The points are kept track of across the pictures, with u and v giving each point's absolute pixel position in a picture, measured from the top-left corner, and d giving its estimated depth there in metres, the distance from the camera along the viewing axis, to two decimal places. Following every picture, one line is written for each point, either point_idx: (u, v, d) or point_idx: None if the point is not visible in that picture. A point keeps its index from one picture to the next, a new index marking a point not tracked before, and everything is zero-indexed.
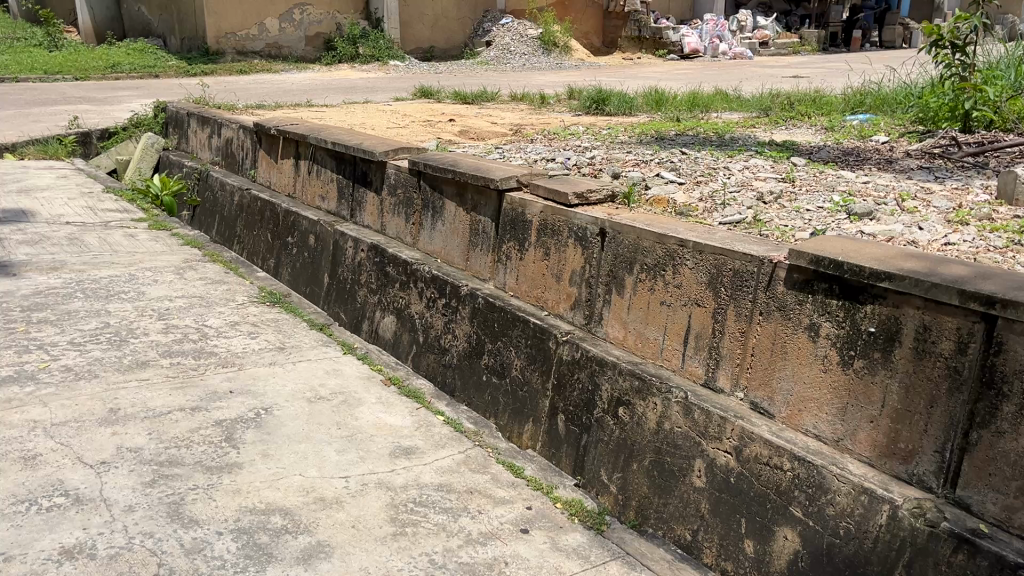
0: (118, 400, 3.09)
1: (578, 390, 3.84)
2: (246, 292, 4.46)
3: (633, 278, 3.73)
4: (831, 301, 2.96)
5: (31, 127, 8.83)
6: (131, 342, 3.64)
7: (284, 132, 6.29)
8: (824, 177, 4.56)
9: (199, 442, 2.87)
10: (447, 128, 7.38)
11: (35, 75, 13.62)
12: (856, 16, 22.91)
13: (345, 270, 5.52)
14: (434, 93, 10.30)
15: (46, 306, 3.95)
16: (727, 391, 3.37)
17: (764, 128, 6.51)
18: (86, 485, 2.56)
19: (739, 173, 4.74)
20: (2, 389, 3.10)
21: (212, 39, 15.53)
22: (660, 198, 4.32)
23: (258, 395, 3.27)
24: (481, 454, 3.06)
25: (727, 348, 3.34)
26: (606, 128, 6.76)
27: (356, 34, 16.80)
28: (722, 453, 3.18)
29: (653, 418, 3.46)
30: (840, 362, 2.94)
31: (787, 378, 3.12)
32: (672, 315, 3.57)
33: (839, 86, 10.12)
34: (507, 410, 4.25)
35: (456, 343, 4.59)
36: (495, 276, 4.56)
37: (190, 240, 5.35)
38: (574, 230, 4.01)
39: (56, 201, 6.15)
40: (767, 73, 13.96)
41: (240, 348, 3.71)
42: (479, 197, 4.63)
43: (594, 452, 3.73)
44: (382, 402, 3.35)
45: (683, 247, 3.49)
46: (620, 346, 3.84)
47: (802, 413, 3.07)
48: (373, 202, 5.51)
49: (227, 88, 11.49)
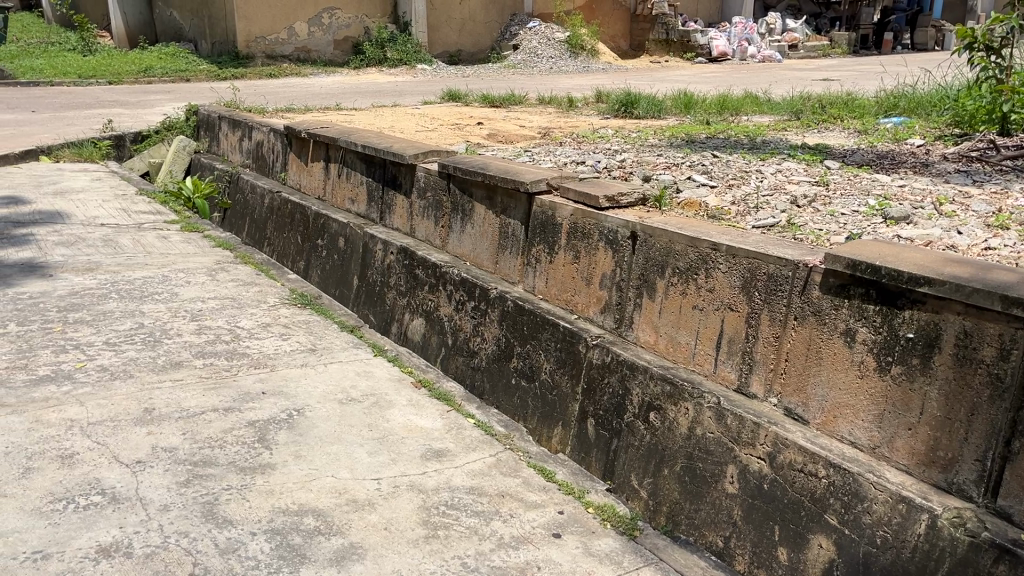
0: (152, 400, 3.12)
1: (608, 394, 3.81)
2: (277, 294, 4.49)
3: (665, 282, 3.71)
4: (868, 306, 2.92)
5: (67, 130, 8.97)
6: (165, 342, 3.67)
7: (314, 135, 6.33)
8: (859, 180, 4.50)
9: (232, 443, 2.88)
10: (476, 131, 7.39)
11: (69, 79, 13.85)
12: (887, 19, 22.61)
13: (375, 272, 5.53)
14: (462, 96, 10.32)
15: (82, 306, 4.00)
16: (761, 397, 3.34)
17: (796, 131, 6.44)
18: (122, 484, 2.58)
19: (772, 176, 4.69)
20: (39, 388, 3.14)
21: (242, 43, 15.71)
22: (692, 201, 4.28)
23: (290, 396, 3.28)
24: (511, 457, 3.04)
25: (761, 353, 3.31)
26: (635, 131, 6.73)
27: (384, 38, 16.90)
28: (755, 459, 3.14)
29: (685, 423, 3.43)
30: (877, 368, 2.89)
31: (822, 384, 3.08)
32: (704, 319, 3.54)
33: (872, 89, 9.99)
34: (536, 414, 4.23)
35: (485, 346, 4.59)
36: (525, 279, 4.56)
37: (221, 242, 5.39)
38: (605, 233, 4.00)
39: (91, 203, 6.24)
40: (797, 76, 13.86)
41: (272, 349, 3.73)
42: (508, 200, 4.63)
43: (624, 457, 3.71)
44: (412, 404, 3.35)
45: (715, 251, 3.46)
46: (651, 350, 3.82)
47: (838, 419, 3.03)
48: (402, 205, 5.52)
49: (258, 92, 11.61)
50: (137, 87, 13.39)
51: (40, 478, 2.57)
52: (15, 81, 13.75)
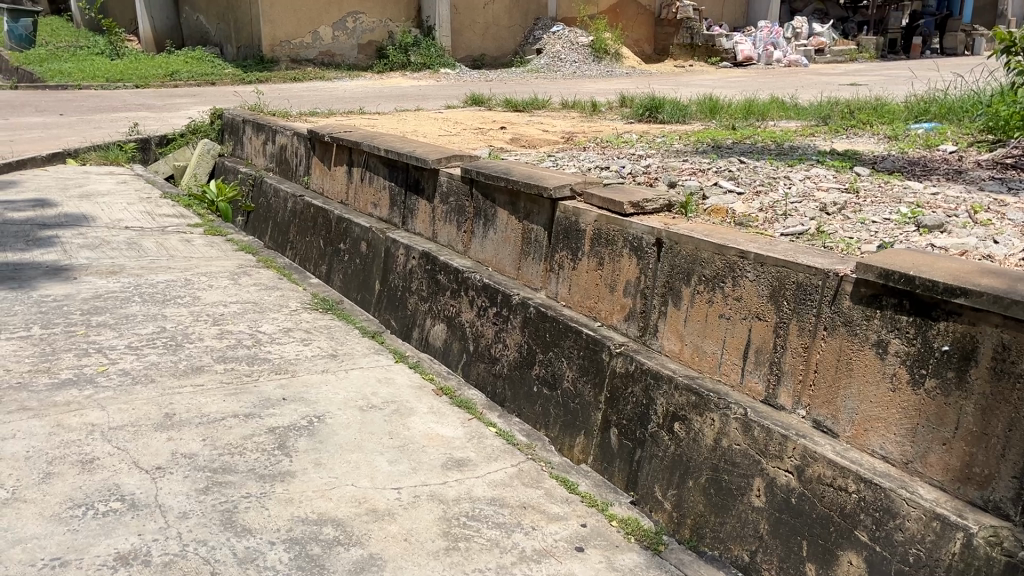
0: (173, 405, 3.10)
1: (632, 404, 3.76)
2: (299, 298, 4.48)
3: (691, 290, 3.65)
4: (901, 316, 2.84)
5: (94, 133, 9.05)
6: (186, 347, 3.66)
7: (338, 139, 6.33)
8: (890, 188, 4.41)
9: (252, 450, 2.86)
10: (499, 136, 7.37)
11: (97, 83, 14.01)
12: (916, 23, 22.30)
13: (397, 277, 5.51)
14: (486, 100, 10.30)
15: (105, 310, 4.01)
16: (789, 408, 3.27)
17: (824, 136, 6.35)
18: (141, 490, 2.56)
19: (800, 183, 4.60)
20: (61, 391, 3.13)
21: (268, 47, 15.82)
22: (719, 208, 4.21)
23: (311, 402, 3.25)
24: (534, 468, 2.99)
25: (790, 364, 3.24)
26: (661, 136, 6.66)
27: (408, 42, 16.94)
28: (783, 473, 3.07)
29: (711, 434, 3.37)
30: (910, 381, 2.82)
31: (853, 397, 3.01)
32: (731, 329, 3.48)
33: (902, 94, 9.83)
34: (558, 423, 4.18)
35: (507, 353, 4.54)
36: (547, 285, 4.51)
37: (244, 246, 5.40)
38: (629, 240, 3.94)
39: (116, 206, 6.28)
40: (824, 81, 13.71)
41: (293, 354, 3.71)
42: (532, 205, 4.58)
43: (648, 468, 3.65)
44: (434, 412, 3.31)
45: (743, 259, 3.40)
46: (675, 359, 3.76)
47: (869, 432, 2.96)
48: (425, 209, 5.50)
49: (283, 96, 11.67)
50: (164, 91, 13.52)
51: (60, 483, 2.56)
52: (45, 84, 13.92)
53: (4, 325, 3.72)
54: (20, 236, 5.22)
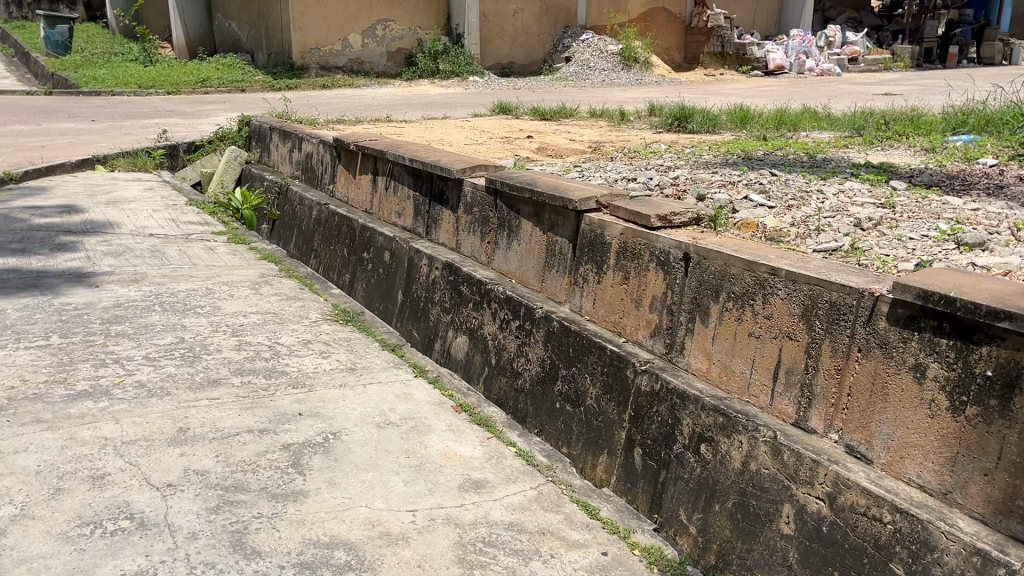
0: (188, 419, 3.05)
1: (657, 423, 3.65)
2: (320, 309, 4.42)
3: (719, 306, 3.54)
4: (940, 340, 2.72)
5: (123, 139, 9.11)
6: (204, 358, 3.61)
7: (363, 148, 6.29)
8: (928, 203, 4.26)
9: (265, 467, 2.79)
10: (526, 145, 7.29)
11: (130, 89, 14.17)
12: (952, 32, 21.93)
13: (419, 288, 5.44)
14: (513, 108, 10.24)
15: (125, 319, 3.98)
16: (821, 432, 3.15)
17: (858, 148, 6.20)
18: (151, 508, 2.50)
19: (834, 197, 4.46)
20: (75, 404, 3.09)
21: (298, 54, 15.92)
22: (749, 222, 4.09)
23: (327, 418, 3.19)
24: (554, 491, 2.90)
25: (822, 386, 3.13)
26: (690, 147, 6.54)
27: (437, 50, 16.96)
28: (814, 499, 2.95)
29: (739, 457, 3.26)
30: (950, 408, 2.70)
31: (888, 422, 2.89)
32: (761, 348, 3.36)
33: (940, 104, 9.60)
34: (581, 440, 4.07)
35: (529, 367, 4.45)
36: (571, 299, 4.41)
37: (267, 255, 5.36)
38: (656, 254, 3.84)
39: (141, 213, 6.28)
40: (857, 90, 13.50)
41: (312, 368, 3.64)
42: (557, 217, 4.49)
43: (673, 490, 3.53)
44: (452, 430, 3.23)
45: (774, 276, 3.28)
46: (702, 378, 3.65)
47: (905, 460, 2.84)
48: (449, 219, 5.43)
49: (312, 103, 11.71)
50: (195, 97, 13.65)
51: (69, 500, 2.51)
52: (79, 90, 14.12)
53: (24, 333, 3.70)
54: (45, 242, 5.23)
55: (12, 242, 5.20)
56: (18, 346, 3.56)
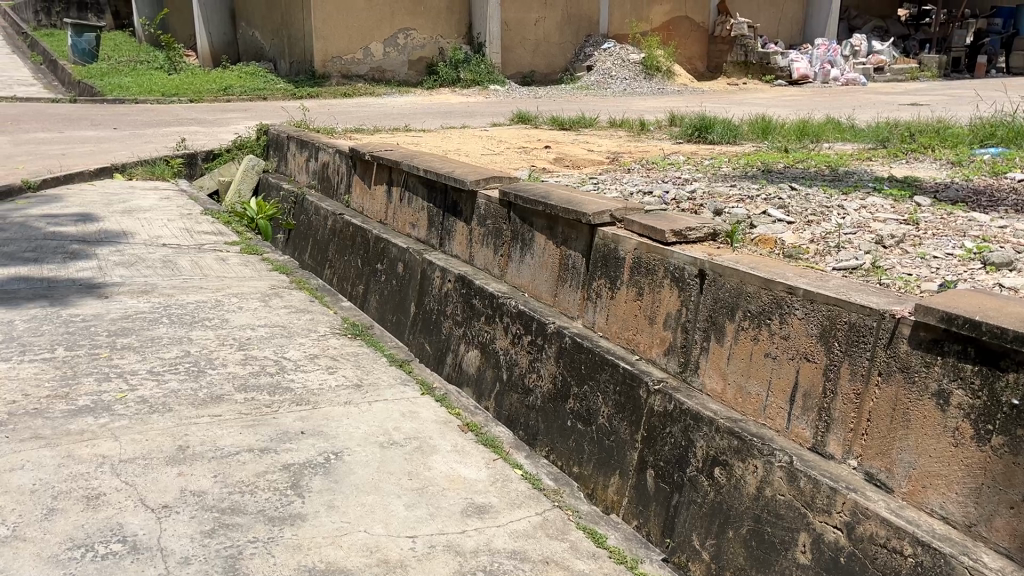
0: (188, 437, 3.00)
1: (670, 445, 3.55)
2: (329, 323, 4.37)
3: (735, 325, 3.43)
4: (964, 365, 2.61)
5: (142, 148, 9.15)
6: (208, 373, 3.56)
7: (378, 158, 6.25)
8: (953, 219, 4.13)
9: (264, 489, 2.73)
10: (543, 155, 7.21)
11: (153, 97, 14.27)
12: (981, 41, 21.60)
13: (432, 300, 5.37)
14: (532, 118, 10.17)
15: (131, 332, 3.94)
16: (839, 458, 3.03)
17: (882, 161, 6.06)
18: (145, 531, 2.44)
19: (855, 213, 4.34)
20: (76, 419, 3.04)
21: (319, 62, 15.98)
22: (767, 238, 3.98)
23: (329, 437, 3.12)
24: (559, 517, 2.81)
25: (840, 410, 3.02)
26: (709, 158, 6.43)
27: (459, 59, 16.95)
28: (831, 529, 2.85)
29: (754, 482, 3.15)
30: (974, 437, 2.59)
31: (909, 451, 2.78)
32: (778, 369, 3.25)
33: (968, 116, 9.41)
34: (592, 460, 3.97)
35: (541, 383, 4.36)
36: (585, 314, 4.32)
37: (279, 266, 5.32)
38: (670, 270, 3.74)
39: (156, 222, 6.28)
40: (883, 101, 13.29)
41: (317, 384, 3.58)
42: (570, 231, 4.41)
43: (686, 514, 3.43)
44: (458, 451, 3.16)
45: (791, 295, 3.18)
46: (717, 399, 3.54)
47: (927, 490, 2.73)
48: (463, 231, 5.36)
49: (331, 112, 11.72)
50: (217, 105, 13.71)
51: (62, 522, 2.46)
52: (103, 98, 14.26)
53: (29, 345, 3.67)
54: (58, 252, 5.22)
55: (25, 251, 5.19)
56: (22, 358, 3.53)
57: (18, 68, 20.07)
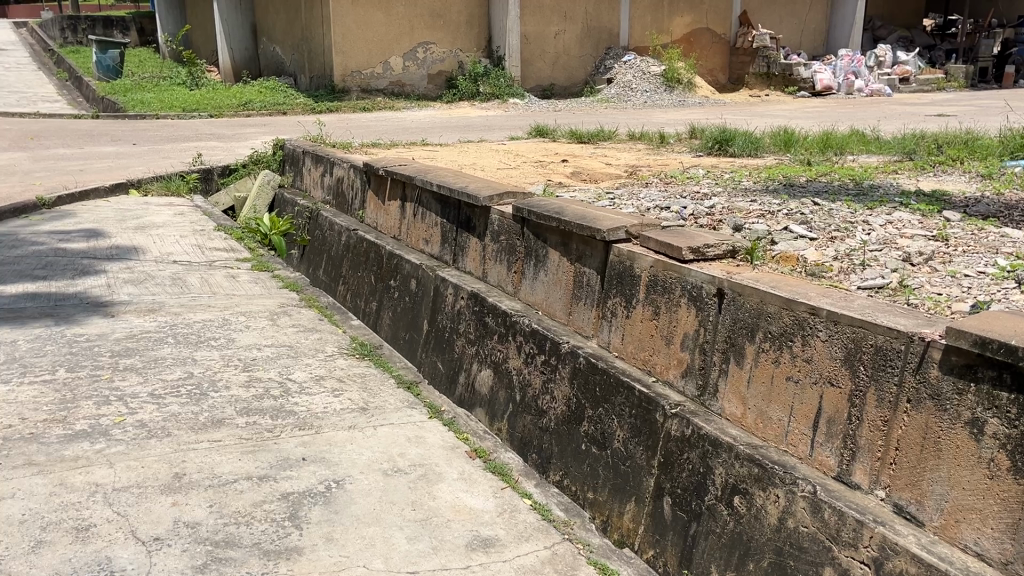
0: (185, 464, 2.90)
1: (687, 472, 3.40)
2: (337, 343, 4.28)
3: (755, 347, 3.29)
4: (1000, 393, 2.46)
5: (160, 163, 9.16)
6: (210, 396, 3.46)
7: (392, 173, 6.17)
8: (985, 236, 3.95)
9: (260, 520, 2.62)
10: (560, 169, 7.10)
11: (174, 113, 14.34)
12: (1009, 51, 21.21)
13: (444, 317, 5.26)
14: (551, 131, 10.08)
15: (136, 352, 3.86)
16: (866, 488, 2.88)
17: (909, 174, 5.88)
18: (134, 566, 2.34)
19: (882, 229, 4.18)
20: (72, 445, 2.96)
21: (339, 77, 16.03)
22: (789, 255, 3.83)
23: (332, 464, 3.01)
24: (569, 552, 2.68)
25: (867, 438, 2.87)
26: (729, 172, 6.29)
27: (478, 72, 16.90)
28: (859, 564, 2.70)
29: (775, 512, 3.00)
30: (1011, 468, 2.43)
31: (941, 482, 2.63)
32: (800, 394, 3.10)
33: (997, 126, 9.19)
34: (606, 486, 3.83)
35: (555, 405, 4.23)
36: (599, 333, 4.19)
37: (290, 283, 5.25)
38: (687, 289, 3.60)
39: (168, 238, 6.24)
40: (911, 111, 13.00)
41: (322, 408, 3.47)
42: (585, 247, 4.28)
43: (704, 545, 3.27)
44: (464, 479, 3.04)
45: (814, 316, 3.03)
46: (737, 424, 3.39)
47: (961, 524, 2.57)
48: (476, 247, 5.25)
49: (352, 125, 11.76)
50: (236, 120, 13.75)
51: (49, 555, 2.36)
52: (125, 114, 14.36)
53: (31, 367, 3.60)
54: (68, 268, 5.18)
55: (35, 268, 5.15)
56: (23, 380, 3.46)
57: (44, 84, 20.32)
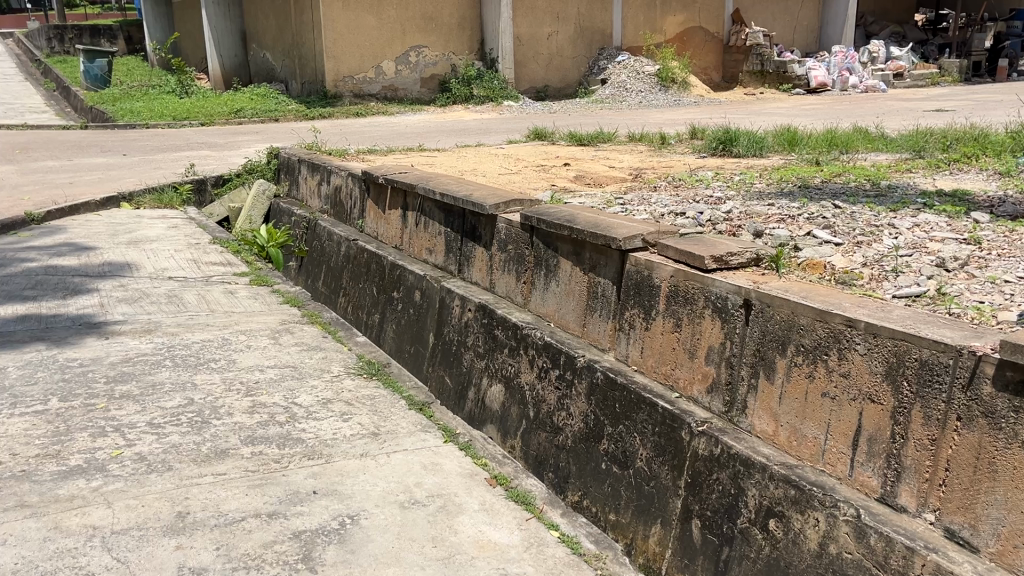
0: (188, 502, 2.71)
1: (717, 493, 3.22)
2: (343, 361, 4.10)
3: (787, 361, 3.11)
4: None
5: (151, 174, 8.95)
6: (213, 425, 3.27)
7: (392, 181, 5.97)
8: (1019, 237, 3.79)
9: (271, 563, 2.43)
10: (563, 173, 6.93)
11: (164, 121, 14.11)
12: (1001, 44, 21.16)
13: (451, 330, 5.07)
14: (549, 133, 9.90)
15: (132, 378, 3.67)
16: (913, 511, 2.71)
17: (923, 173, 5.74)
18: None
19: (909, 232, 4.01)
20: (66, 483, 2.77)
21: (331, 82, 15.82)
22: (816, 262, 3.65)
23: (344, 497, 2.82)
24: None
25: (913, 458, 2.69)
26: (738, 173, 6.13)
27: (471, 75, 16.72)
28: None
29: (816, 537, 2.83)
30: None
31: (997, 505, 2.45)
32: (837, 411, 2.93)
33: (1000, 121, 9.07)
34: (630, 507, 3.64)
35: (571, 422, 4.05)
36: (616, 346, 4.01)
37: (290, 298, 5.06)
38: (711, 299, 3.42)
39: (163, 253, 6.04)
40: (910, 107, 12.86)
41: (331, 434, 3.29)
42: (599, 256, 4.10)
43: (738, 571, 3.10)
44: (486, 510, 2.86)
45: (851, 329, 2.86)
46: (768, 442, 3.22)
47: (1020, 551, 2.39)
48: (482, 257, 5.07)
49: (348, 131, 11.61)
50: (228, 129, 13.54)
51: None
52: (115, 124, 14.12)
53: (22, 396, 3.41)
54: (59, 287, 4.98)
55: (24, 288, 4.94)
56: (14, 412, 3.26)
57: (31, 95, 20.02)
